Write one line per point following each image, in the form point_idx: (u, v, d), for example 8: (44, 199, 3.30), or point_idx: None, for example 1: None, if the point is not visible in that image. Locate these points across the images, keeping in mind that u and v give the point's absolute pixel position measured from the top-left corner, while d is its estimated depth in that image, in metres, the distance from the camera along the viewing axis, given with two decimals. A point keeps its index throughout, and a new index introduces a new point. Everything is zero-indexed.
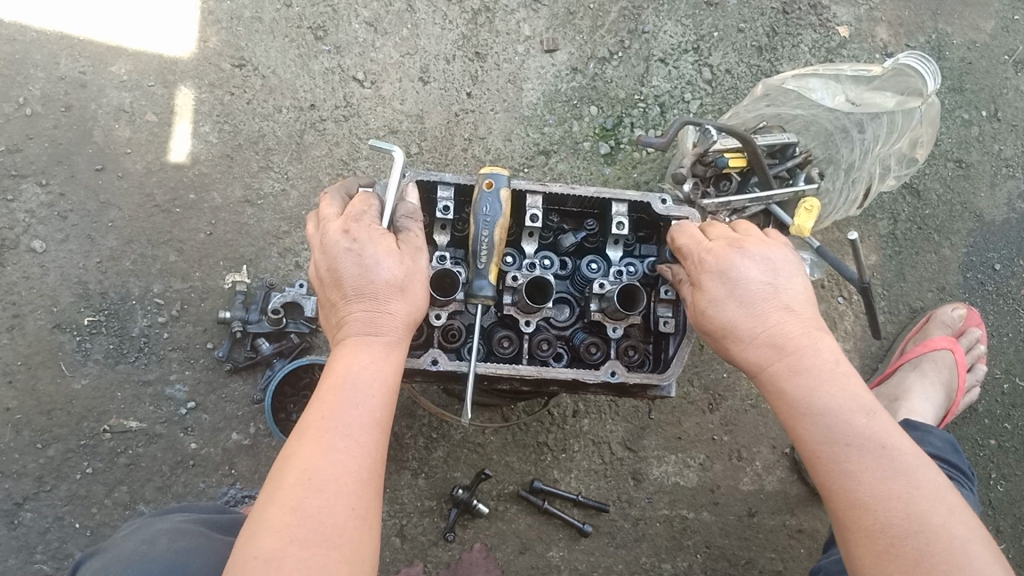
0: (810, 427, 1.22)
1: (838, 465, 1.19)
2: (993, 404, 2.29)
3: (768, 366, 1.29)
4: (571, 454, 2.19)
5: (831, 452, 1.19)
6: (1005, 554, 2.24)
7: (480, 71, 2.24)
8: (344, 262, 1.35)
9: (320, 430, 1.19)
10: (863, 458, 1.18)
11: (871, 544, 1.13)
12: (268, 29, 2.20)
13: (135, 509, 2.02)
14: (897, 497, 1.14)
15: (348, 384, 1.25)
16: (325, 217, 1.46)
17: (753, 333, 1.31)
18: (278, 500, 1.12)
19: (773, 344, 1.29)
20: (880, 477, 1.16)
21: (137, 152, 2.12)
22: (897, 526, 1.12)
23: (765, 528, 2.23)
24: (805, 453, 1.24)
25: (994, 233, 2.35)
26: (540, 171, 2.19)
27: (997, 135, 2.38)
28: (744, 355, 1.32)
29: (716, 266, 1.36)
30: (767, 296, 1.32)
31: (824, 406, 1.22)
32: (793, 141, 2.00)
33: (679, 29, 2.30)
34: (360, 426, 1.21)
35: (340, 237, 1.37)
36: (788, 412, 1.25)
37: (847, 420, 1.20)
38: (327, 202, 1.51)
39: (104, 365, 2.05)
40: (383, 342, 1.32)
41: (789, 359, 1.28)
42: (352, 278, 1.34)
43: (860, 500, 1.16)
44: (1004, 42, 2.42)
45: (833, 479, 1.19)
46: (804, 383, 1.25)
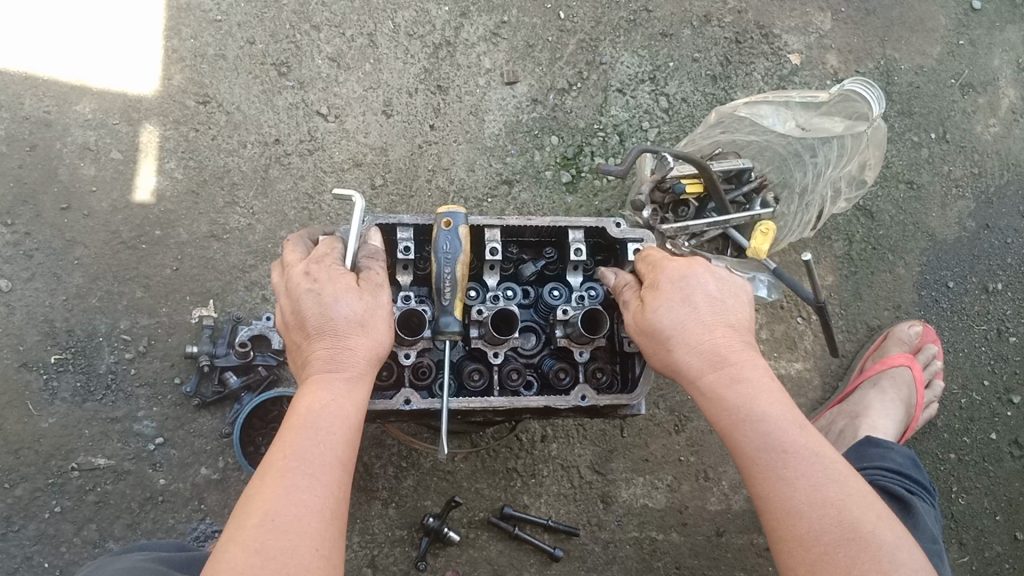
0: (747, 435, 1.26)
1: (773, 472, 1.22)
2: (951, 419, 2.34)
3: (708, 374, 1.32)
4: (540, 479, 2.21)
5: (768, 460, 1.23)
6: (968, 567, 2.28)
7: (442, 104, 2.28)
8: (306, 303, 1.39)
9: (280, 467, 1.21)
10: (797, 467, 1.22)
11: (804, 551, 1.16)
12: (231, 66, 2.23)
13: (104, 547, 2.01)
14: (829, 504, 1.18)
15: (307, 423, 1.27)
16: (289, 263, 1.50)
17: (696, 341, 1.34)
18: (240, 540, 1.14)
19: (714, 356, 1.33)
20: (814, 485, 1.20)
21: (103, 190, 2.14)
22: (829, 532, 1.16)
23: (733, 547, 2.25)
24: (742, 465, 1.27)
25: (947, 251, 2.41)
26: (502, 202, 2.23)
27: (946, 156, 2.45)
28: (684, 362, 1.35)
29: (664, 282, 1.41)
30: (714, 310, 1.36)
31: (763, 416, 1.26)
32: (749, 166, 2.05)
33: (635, 60, 2.36)
34: (320, 463, 1.23)
35: (302, 279, 1.41)
36: (728, 422, 1.29)
37: (781, 431, 1.25)
38: (291, 249, 1.56)
39: (72, 403, 2.06)
40: (345, 377, 1.34)
41: (729, 369, 1.31)
42: (313, 315, 1.38)
43: (795, 508, 1.19)
44: (950, 67, 2.50)
45: (769, 488, 1.22)
46: (742, 392, 1.29)
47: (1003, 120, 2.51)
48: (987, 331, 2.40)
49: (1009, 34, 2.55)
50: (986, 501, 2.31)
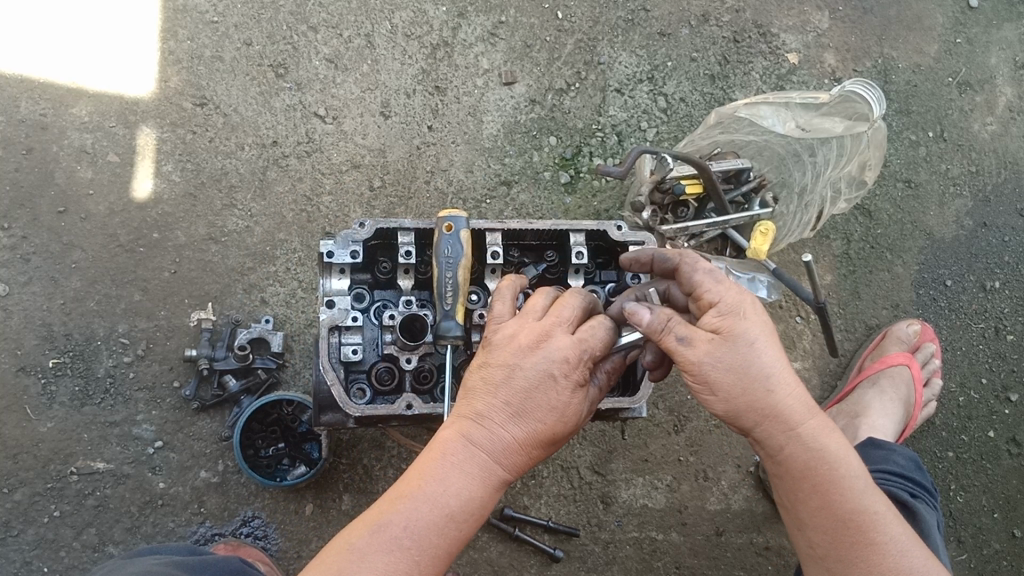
0: (843, 494, 1.25)
1: (867, 534, 1.25)
2: (949, 417, 2.35)
3: (809, 421, 1.27)
4: (540, 480, 2.21)
5: (864, 521, 1.25)
6: (966, 564, 2.29)
7: (440, 104, 2.28)
8: (546, 391, 1.27)
9: (392, 545, 1.14)
10: (887, 530, 1.25)
11: None
12: (228, 68, 2.22)
13: (103, 551, 2.00)
14: (916, 572, 1.24)
15: (438, 494, 1.20)
16: (500, 319, 1.39)
17: (797, 383, 1.27)
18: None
19: (811, 402, 1.29)
20: (899, 551, 1.25)
21: (100, 193, 2.13)
22: None
23: (732, 546, 2.26)
24: (825, 519, 1.26)
25: (945, 250, 2.42)
26: (501, 203, 2.23)
27: (944, 154, 2.46)
28: (788, 399, 1.26)
29: (752, 305, 1.28)
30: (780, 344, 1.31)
31: (856, 476, 1.27)
32: (746, 167, 2.04)
33: (633, 60, 2.36)
34: (429, 543, 1.16)
35: (511, 341, 1.31)
36: (823, 478, 1.26)
37: (871, 492, 1.27)
38: (569, 303, 1.36)
39: (70, 408, 2.05)
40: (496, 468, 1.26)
41: (820, 419, 1.29)
42: (560, 401, 1.28)
43: (886, 573, 1.24)
44: (947, 65, 2.50)
45: (860, 551, 1.24)
46: (835, 446, 1.28)
47: (1001, 118, 2.51)
48: (984, 330, 2.41)
49: (1006, 32, 2.55)
50: (984, 499, 2.32)
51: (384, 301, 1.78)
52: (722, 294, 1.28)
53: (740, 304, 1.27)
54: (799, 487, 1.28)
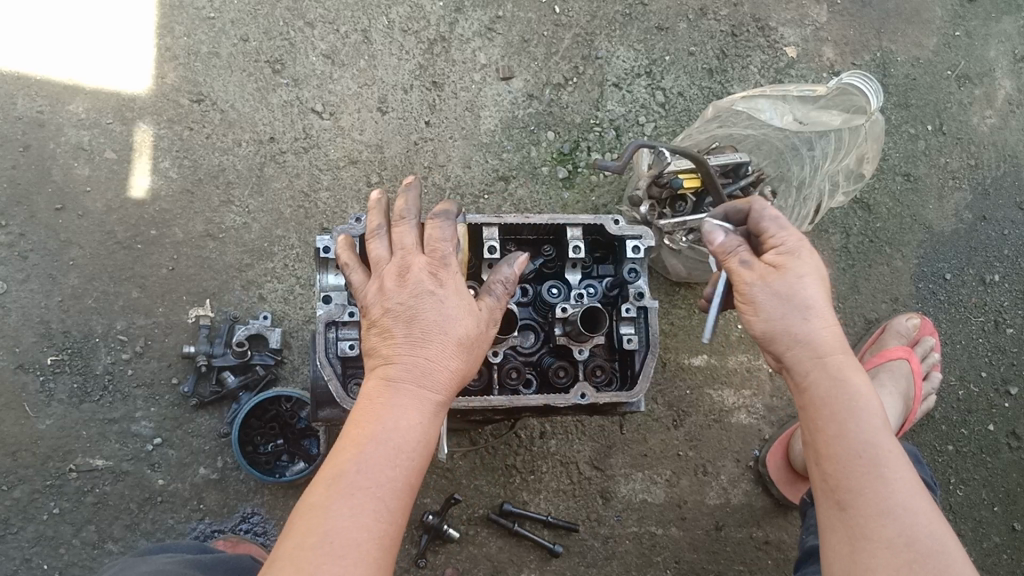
0: (856, 424, 1.22)
1: (876, 467, 1.19)
2: (949, 411, 2.35)
3: (835, 356, 1.28)
4: (539, 476, 2.21)
5: (874, 455, 1.19)
6: (967, 558, 2.29)
7: (437, 100, 2.27)
8: (430, 308, 1.34)
9: (352, 483, 1.17)
10: (898, 470, 1.19)
11: (894, 557, 1.12)
12: (225, 64, 2.21)
13: (103, 548, 2.01)
14: (925, 516, 1.16)
15: (391, 433, 1.24)
16: (403, 246, 1.40)
17: (831, 321, 1.30)
18: (299, 557, 1.10)
19: (842, 339, 1.30)
20: (909, 492, 1.17)
21: (97, 190, 2.13)
22: (922, 542, 1.13)
23: (732, 541, 2.25)
24: (836, 449, 1.21)
25: (944, 244, 2.41)
26: (499, 198, 2.23)
27: (943, 147, 2.45)
28: (819, 330, 1.28)
29: (812, 249, 1.34)
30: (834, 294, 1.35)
31: (873, 410, 1.23)
32: (745, 160, 2.03)
33: (631, 54, 2.35)
34: (388, 486, 1.19)
35: (381, 288, 1.38)
36: (836, 406, 1.24)
37: (888, 433, 1.22)
38: (443, 228, 1.41)
39: (69, 405, 2.05)
40: (427, 393, 1.30)
41: (848, 358, 1.28)
42: (442, 316, 1.34)
43: (892, 507, 1.16)
44: (946, 58, 2.49)
45: (866, 483, 1.18)
46: (857, 381, 1.25)
47: (1000, 111, 2.50)
48: (984, 323, 2.40)
49: (1005, 25, 2.54)
50: (984, 492, 2.32)
51: None
52: (783, 239, 1.35)
53: (798, 248, 1.34)
54: (813, 418, 1.26)
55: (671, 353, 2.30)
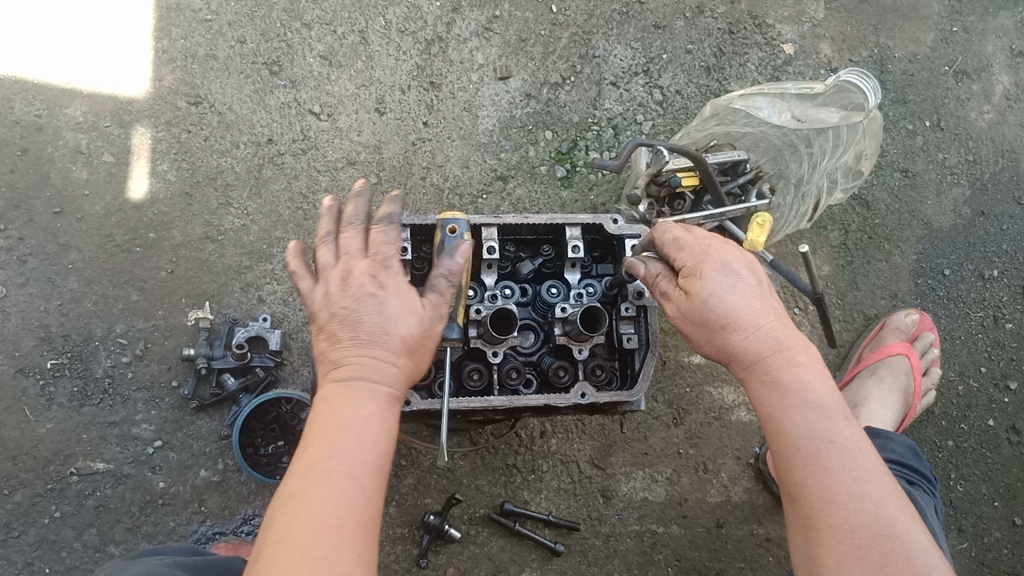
0: (794, 419, 1.30)
1: (817, 460, 1.27)
2: (949, 406, 2.35)
3: (767, 356, 1.35)
4: (540, 475, 2.21)
5: (814, 450, 1.27)
6: (968, 553, 2.29)
7: (435, 100, 2.27)
8: (370, 308, 1.31)
9: (325, 479, 1.16)
10: (841, 459, 1.26)
11: (840, 543, 1.21)
12: (222, 66, 2.21)
13: (105, 551, 2.00)
14: (868, 501, 1.23)
15: (357, 423, 1.23)
16: (348, 251, 1.38)
17: (756, 323, 1.37)
18: (286, 544, 1.09)
19: (773, 338, 1.36)
20: (854, 479, 1.24)
21: (96, 193, 2.13)
22: (866, 527, 1.21)
23: (733, 538, 2.25)
24: (781, 448, 1.31)
25: (943, 240, 2.41)
26: (498, 197, 2.23)
27: (941, 143, 2.45)
28: (741, 344, 1.36)
29: (714, 261, 1.40)
30: (758, 290, 1.40)
31: (811, 402, 1.31)
32: (744, 158, 2.04)
33: (628, 53, 2.35)
34: (365, 471, 1.19)
35: (318, 296, 1.37)
36: (775, 404, 1.33)
37: (829, 422, 1.29)
38: (383, 234, 1.41)
39: (69, 408, 2.05)
40: (382, 391, 1.28)
41: (786, 353, 1.35)
42: (381, 317, 1.31)
43: (835, 497, 1.24)
44: (943, 54, 2.49)
45: (810, 476, 1.26)
46: (795, 376, 1.33)
47: (998, 106, 2.50)
48: (983, 318, 2.41)
49: (1002, 20, 2.54)
50: (985, 488, 2.32)
51: None
52: (683, 261, 1.43)
53: (700, 265, 1.40)
54: (762, 417, 1.35)
55: (670, 351, 2.30)
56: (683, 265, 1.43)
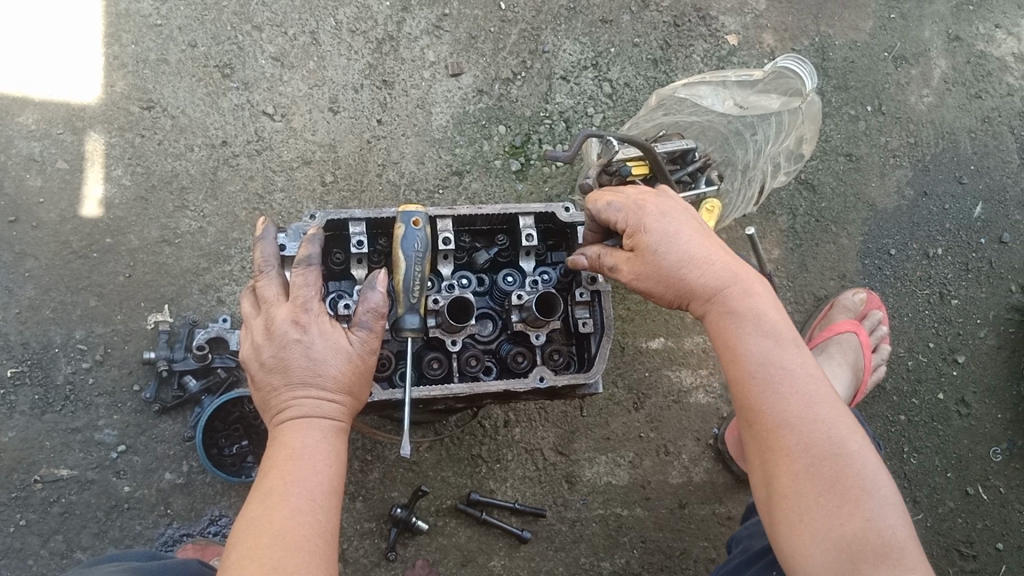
0: (747, 347, 1.35)
1: (769, 384, 1.31)
2: (900, 381, 2.43)
3: (720, 292, 1.41)
4: (505, 464, 2.24)
5: (766, 374, 1.32)
6: (923, 523, 2.36)
7: (388, 98, 2.30)
8: (295, 353, 1.44)
9: (285, 500, 1.28)
10: (792, 382, 1.31)
11: (792, 463, 1.26)
12: (174, 70, 2.22)
13: (71, 557, 2.00)
14: (821, 421, 1.27)
15: (306, 450, 1.37)
16: (267, 300, 1.50)
17: (706, 262, 1.43)
18: (255, 557, 1.21)
19: (725, 271, 1.42)
20: (805, 400, 1.29)
21: (51, 201, 2.13)
22: (817, 447, 1.25)
23: (696, 518, 2.30)
24: (735, 376, 1.35)
25: (887, 221, 2.49)
26: (454, 192, 2.26)
27: (883, 127, 2.53)
28: (700, 279, 1.43)
29: (653, 211, 1.48)
30: (701, 231, 1.47)
31: (763, 330, 1.36)
32: (691, 146, 2.04)
33: (577, 47, 2.40)
34: (321, 489, 1.33)
35: (251, 347, 1.48)
36: (731, 335, 1.38)
37: (780, 348, 1.34)
38: (300, 276, 1.51)
39: (31, 416, 2.05)
40: (328, 423, 1.43)
41: (739, 286, 1.42)
42: (314, 357, 1.44)
43: (786, 418, 1.28)
44: (882, 40, 2.57)
45: (762, 399, 1.31)
46: (748, 306, 1.39)
47: (937, 89, 2.58)
48: (930, 296, 2.48)
49: (938, 5, 2.61)
50: (937, 459, 2.40)
51: (340, 292, 1.80)
52: (624, 220, 1.50)
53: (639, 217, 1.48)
54: (720, 350, 1.40)
55: (629, 337, 2.35)
56: (624, 223, 1.50)
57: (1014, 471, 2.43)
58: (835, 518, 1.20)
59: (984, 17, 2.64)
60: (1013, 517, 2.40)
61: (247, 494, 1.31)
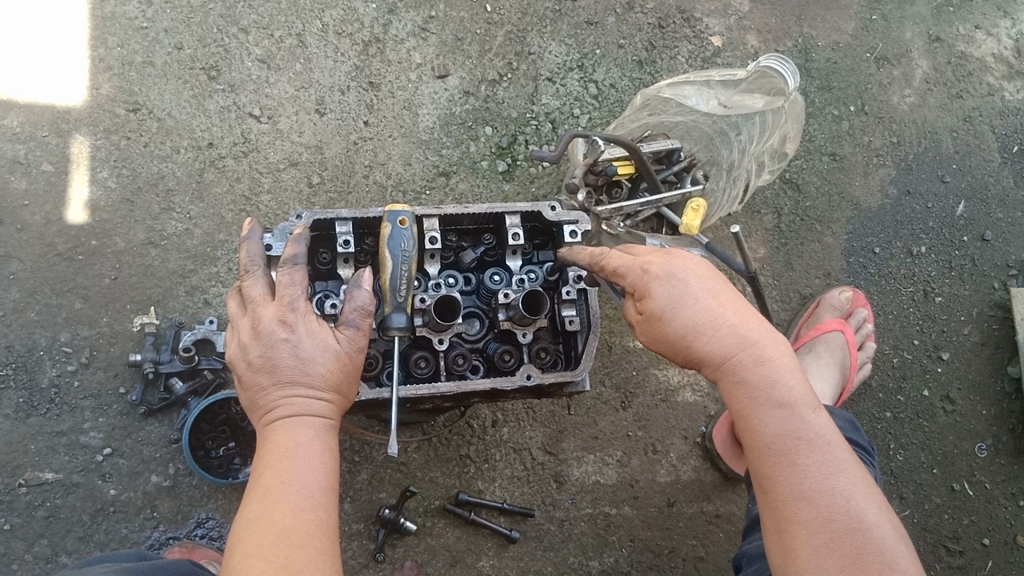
0: (764, 420, 1.35)
1: (788, 457, 1.32)
2: (885, 379, 2.44)
3: (731, 357, 1.38)
4: (493, 464, 2.24)
5: (785, 446, 1.32)
6: (910, 520, 2.38)
7: (375, 100, 2.30)
8: (283, 352, 1.44)
9: (283, 499, 1.27)
10: (812, 454, 1.31)
11: (812, 537, 1.26)
12: (160, 72, 2.22)
13: (57, 561, 1.99)
14: (838, 493, 1.28)
15: (299, 448, 1.36)
16: (252, 300, 1.50)
17: (716, 326, 1.39)
18: (261, 555, 1.20)
19: (736, 335, 1.39)
20: (825, 472, 1.30)
21: (36, 204, 2.12)
22: (837, 521, 1.26)
23: (684, 516, 2.31)
24: (751, 446, 1.36)
25: (871, 219, 2.52)
26: (440, 193, 2.27)
27: (866, 127, 2.56)
28: (707, 348, 1.40)
29: (658, 274, 1.45)
30: (712, 291, 1.42)
31: (783, 400, 1.35)
32: (677, 147, 2.09)
33: (563, 49, 2.42)
34: (318, 485, 1.32)
35: (238, 351, 1.48)
36: (746, 407, 1.37)
37: (799, 417, 1.34)
38: (286, 275, 1.51)
39: (16, 420, 2.04)
40: (320, 422, 1.43)
41: (752, 350, 1.38)
42: (304, 357, 1.44)
43: (805, 492, 1.29)
44: (864, 41, 2.60)
45: (781, 473, 1.32)
46: (764, 374, 1.36)
47: (918, 90, 2.61)
48: (914, 294, 2.51)
49: (919, 7, 2.64)
50: (923, 456, 2.42)
51: (327, 292, 1.79)
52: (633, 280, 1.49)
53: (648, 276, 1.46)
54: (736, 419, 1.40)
55: (616, 337, 2.36)
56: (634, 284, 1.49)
57: (999, 468, 2.44)
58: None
59: (965, 18, 2.67)
60: (999, 513, 2.42)
61: (244, 495, 1.30)
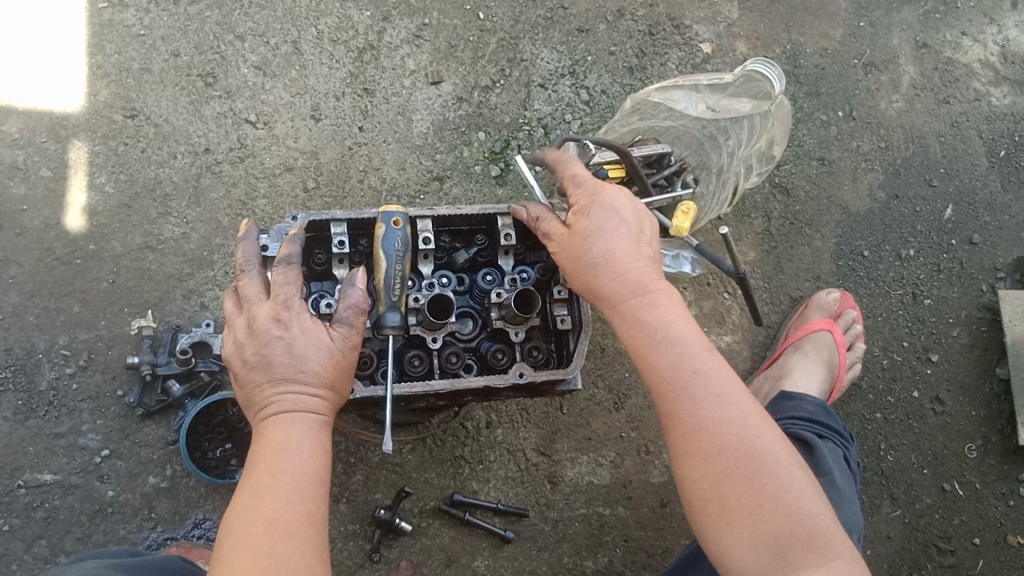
0: (659, 355, 1.38)
1: (683, 391, 1.34)
2: (875, 380, 2.47)
3: (629, 299, 1.45)
4: (488, 465, 2.26)
5: (680, 381, 1.35)
6: (901, 520, 2.40)
7: (369, 106, 2.34)
8: (277, 349, 1.46)
9: (273, 489, 1.29)
10: (705, 387, 1.34)
11: (708, 466, 1.29)
12: (158, 79, 2.25)
13: (55, 562, 2.00)
14: (733, 422, 1.31)
15: (291, 443, 1.38)
16: (249, 299, 1.53)
17: (626, 266, 1.47)
18: (249, 545, 1.22)
19: (639, 282, 1.46)
20: (718, 405, 1.32)
21: (34, 208, 2.15)
22: (732, 449, 1.29)
23: (677, 516, 2.33)
24: (650, 382, 1.39)
25: (860, 223, 2.55)
26: (435, 197, 2.30)
27: (854, 132, 2.60)
28: (609, 283, 1.48)
29: (600, 204, 1.54)
30: (635, 234, 1.51)
31: (676, 338, 1.40)
32: (667, 150, 2.12)
33: (554, 56, 2.46)
34: (309, 480, 1.34)
35: (233, 346, 1.51)
36: (641, 338, 1.42)
37: (691, 354, 1.38)
38: (282, 275, 1.54)
39: (14, 422, 2.06)
40: (313, 417, 1.45)
41: (649, 294, 1.45)
42: (296, 352, 1.47)
43: (701, 424, 1.31)
44: (851, 48, 2.65)
45: (676, 405, 1.34)
46: (660, 315, 1.42)
47: (906, 95, 2.65)
48: (903, 296, 2.54)
49: (905, 14, 2.69)
50: (914, 456, 2.44)
51: (321, 292, 1.83)
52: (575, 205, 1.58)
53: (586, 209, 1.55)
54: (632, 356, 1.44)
55: (608, 339, 2.39)
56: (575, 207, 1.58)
57: (989, 468, 2.46)
58: (756, 518, 1.24)
59: (951, 25, 2.72)
60: (989, 513, 2.44)
61: (236, 488, 1.32)
